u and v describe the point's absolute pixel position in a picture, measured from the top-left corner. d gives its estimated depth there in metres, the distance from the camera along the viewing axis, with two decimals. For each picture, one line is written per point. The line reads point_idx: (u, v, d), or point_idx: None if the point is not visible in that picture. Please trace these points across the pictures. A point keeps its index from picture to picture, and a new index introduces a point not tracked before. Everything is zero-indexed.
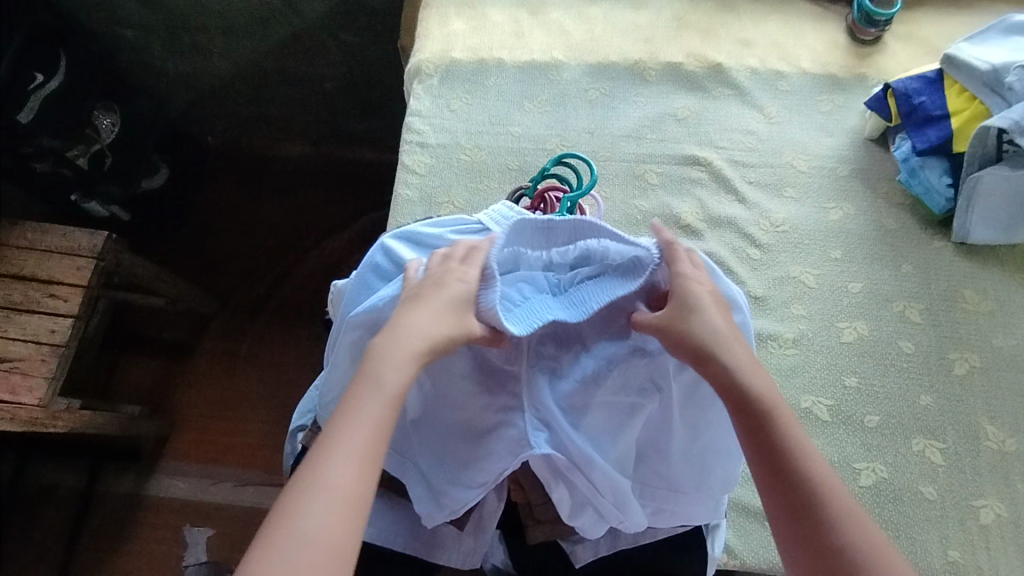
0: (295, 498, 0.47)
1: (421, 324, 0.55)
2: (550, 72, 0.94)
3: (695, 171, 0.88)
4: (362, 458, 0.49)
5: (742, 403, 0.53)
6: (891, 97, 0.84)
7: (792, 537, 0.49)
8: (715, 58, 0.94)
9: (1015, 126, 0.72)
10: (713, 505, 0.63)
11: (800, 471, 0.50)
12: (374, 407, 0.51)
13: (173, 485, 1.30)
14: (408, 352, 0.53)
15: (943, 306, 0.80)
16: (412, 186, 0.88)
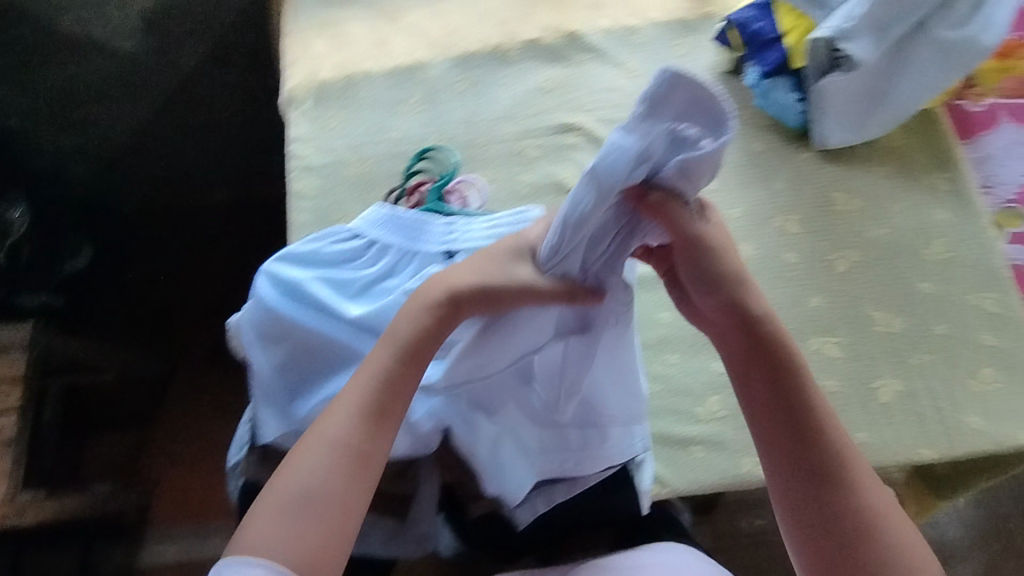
0: (306, 452, 0.55)
1: (452, 277, 0.60)
2: (417, 73, 0.97)
3: (570, 137, 0.92)
4: (372, 421, 0.57)
5: (773, 362, 0.58)
6: (731, 31, 0.88)
7: (804, 493, 0.56)
8: (569, 27, 0.97)
9: (837, 32, 0.78)
10: (626, 436, 0.69)
11: (820, 434, 0.57)
12: (375, 371, 0.58)
13: (163, 549, 1.32)
14: (433, 308, 0.59)
15: (816, 213, 0.84)
16: (305, 209, 0.91)
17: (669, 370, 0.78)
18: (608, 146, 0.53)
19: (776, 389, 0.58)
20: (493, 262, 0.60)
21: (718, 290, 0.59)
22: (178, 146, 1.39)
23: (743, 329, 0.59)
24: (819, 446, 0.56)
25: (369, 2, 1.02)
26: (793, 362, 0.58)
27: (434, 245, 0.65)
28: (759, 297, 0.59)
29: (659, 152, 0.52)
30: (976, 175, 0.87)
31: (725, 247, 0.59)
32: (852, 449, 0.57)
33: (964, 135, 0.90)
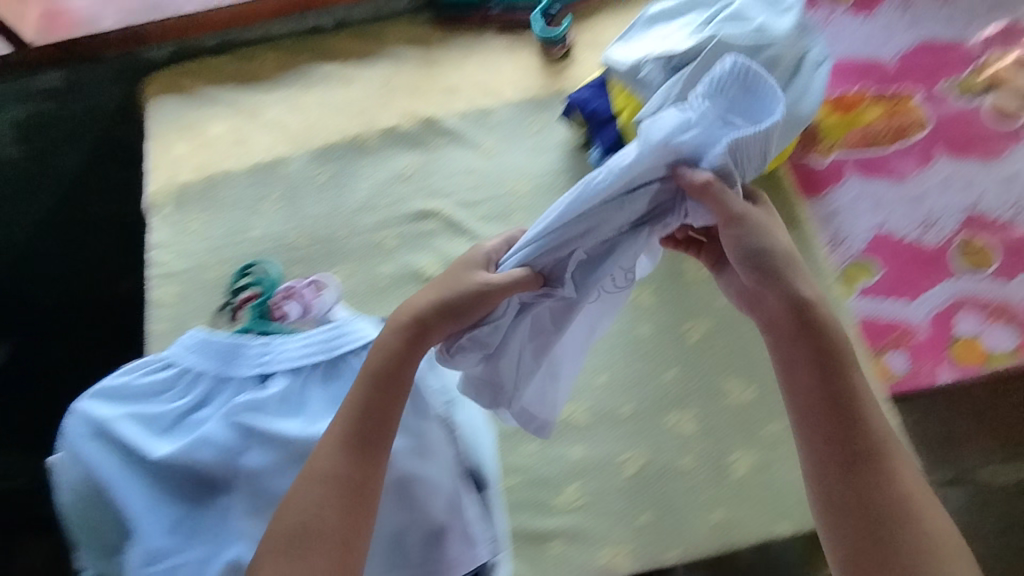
0: (308, 487, 0.56)
1: (415, 301, 0.61)
2: (277, 169, 0.97)
3: (428, 224, 0.91)
4: (346, 452, 0.56)
5: (821, 344, 0.58)
6: (574, 112, 0.90)
7: (846, 481, 0.55)
8: (425, 112, 0.98)
9: None
10: (467, 543, 0.66)
11: (864, 418, 0.57)
12: (368, 399, 0.58)
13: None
14: (393, 337, 0.60)
15: (667, 284, 0.85)
16: (164, 318, 0.89)
17: (527, 461, 0.77)
18: (664, 117, 0.58)
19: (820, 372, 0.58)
20: (448, 280, 0.62)
21: (768, 281, 0.59)
22: (54, 249, 1.16)
23: (794, 313, 0.59)
24: (864, 430, 0.57)
25: (228, 99, 1.02)
26: (840, 345, 0.59)
27: (248, 368, 0.64)
28: (809, 283, 0.60)
29: (707, 132, 0.57)
30: (824, 232, 0.88)
31: (774, 229, 0.60)
32: (890, 434, 0.57)
33: (809, 191, 0.91)
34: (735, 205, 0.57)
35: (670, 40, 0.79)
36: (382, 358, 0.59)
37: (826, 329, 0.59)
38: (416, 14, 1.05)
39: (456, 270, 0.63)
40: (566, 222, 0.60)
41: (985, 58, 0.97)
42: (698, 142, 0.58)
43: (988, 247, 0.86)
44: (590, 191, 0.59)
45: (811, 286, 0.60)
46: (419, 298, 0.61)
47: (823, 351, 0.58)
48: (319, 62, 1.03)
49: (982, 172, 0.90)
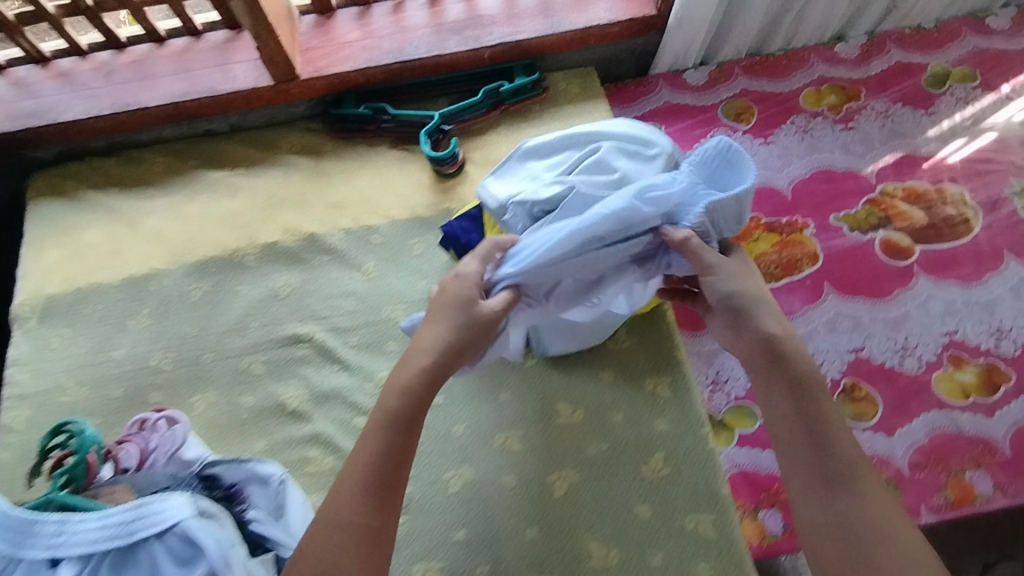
0: (326, 536, 0.58)
1: (426, 336, 0.66)
2: (149, 283, 0.93)
3: (298, 350, 0.87)
4: (376, 495, 0.60)
5: (792, 377, 0.63)
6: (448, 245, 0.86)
7: (831, 508, 0.58)
8: (308, 228, 0.95)
9: None
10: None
11: (839, 445, 0.60)
12: (394, 444, 0.62)
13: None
14: (409, 374, 0.64)
15: (538, 428, 0.80)
16: (7, 446, 0.84)
17: None
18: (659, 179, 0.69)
19: (793, 404, 0.62)
20: (452, 312, 0.66)
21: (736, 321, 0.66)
22: None
23: (764, 347, 0.64)
24: (842, 456, 0.59)
25: (110, 204, 0.99)
26: (811, 376, 0.63)
27: (38, 550, 0.59)
28: (776, 320, 0.65)
29: (688, 195, 0.69)
30: (704, 372, 0.85)
31: (745, 277, 0.67)
32: (865, 460, 0.60)
33: (690, 326, 0.88)
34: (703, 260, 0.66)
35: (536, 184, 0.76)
36: (411, 396, 0.63)
37: (793, 362, 0.63)
38: (312, 120, 1.03)
39: (450, 303, 0.66)
40: (561, 255, 0.67)
41: (880, 189, 0.96)
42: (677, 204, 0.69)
43: (872, 395, 0.83)
44: (592, 234, 0.67)
45: (777, 322, 0.65)
46: (427, 337, 0.66)
47: (796, 381, 0.63)
48: (209, 169, 1.01)
49: (870, 311, 0.87)
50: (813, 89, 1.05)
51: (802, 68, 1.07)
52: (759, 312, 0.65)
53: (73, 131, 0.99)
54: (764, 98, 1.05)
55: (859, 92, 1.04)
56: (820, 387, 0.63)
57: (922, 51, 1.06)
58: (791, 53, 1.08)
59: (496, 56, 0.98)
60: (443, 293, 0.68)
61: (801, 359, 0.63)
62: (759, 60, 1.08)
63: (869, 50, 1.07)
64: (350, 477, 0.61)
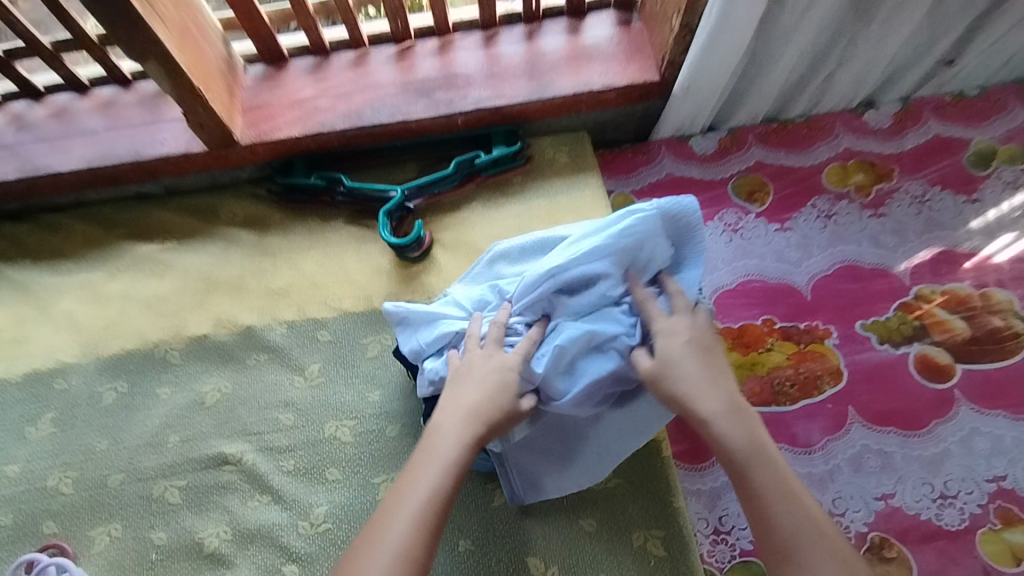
0: (366, 554, 0.51)
1: (461, 391, 0.59)
2: (55, 380, 0.79)
3: (223, 474, 0.74)
4: (427, 536, 0.52)
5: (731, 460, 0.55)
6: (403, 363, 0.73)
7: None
8: (245, 320, 0.81)
9: None
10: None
11: (790, 523, 0.52)
12: (440, 474, 0.55)
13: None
14: (458, 429, 0.57)
15: None
16: None
17: None
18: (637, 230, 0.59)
19: (740, 483, 0.55)
20: (493, 369, 0.60)
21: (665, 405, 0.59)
22: None
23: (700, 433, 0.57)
24: (793, 537, 0.51)
25: (17, 281, 0.85)
26: (750, 446, 0.55)
27: None
28: (705, 389, 0.57)
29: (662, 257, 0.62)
30: (704, 517, 0.71)
31: (683, 350, 0.59)
32: (821, 535, 0.51)
33: (689, 458, 0.74)
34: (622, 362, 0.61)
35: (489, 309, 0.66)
36: (459, 433, 0.57)
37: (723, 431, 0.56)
38: (259, 185, 0.90)
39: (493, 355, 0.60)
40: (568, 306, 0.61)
41: (915, 292, 0.82)
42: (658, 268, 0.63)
43: (906, 556, 0.69)
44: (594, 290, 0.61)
45: (706, 397, 0.57)
46: (471, 393, 0.59)
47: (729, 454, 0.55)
48: (136, 242, 0.87)
49: (902, 447, 0.74)
50: (838, 164, 0.91)
51: (825, 138, 0.93)
52: (686, 392, 0.57)
53: None
54: (782, 173, 0.91)
55: (890, 170, 0.90)
56: (755, 452, 0.55)
57: (965, 123, 0.92)
58: (814, 120, 0.94)
59: (471, 121, 0.84)
60: (485, 348, 0.61)
61: (733, 427, 0.56)
62: (776, 127, 0.94)
63: (903, 120, 0.93)
64: (398, 498, 0.54)
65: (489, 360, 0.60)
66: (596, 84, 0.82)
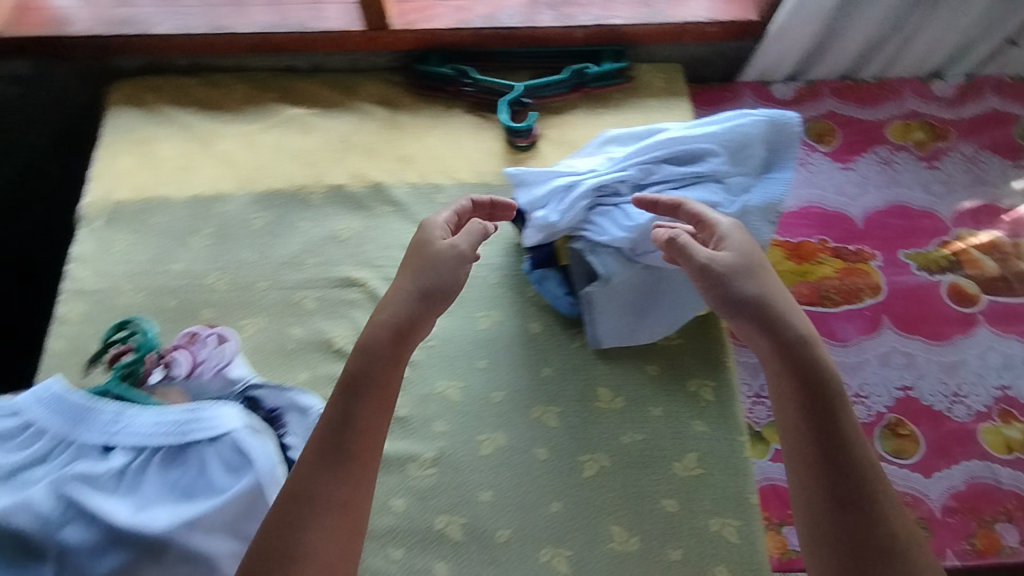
0: (299, 512, 0.56)
1: (383, 315, 0.65)
2: (214, 205, 0.94)
3: (351, 293, 0.89)
4: (343, 464, 0.58)
5: (813, 387, 0.60)
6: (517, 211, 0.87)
7: (838, 523, 0.56)
8: (376, 177, 0.95)
9: (586, 244, 0.78)
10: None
11: (857, 460, 0.58)
12: (361, 410, 0.61)
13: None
14: (378, 350, 0.63)
15: (577, 407, 0.82)
16: (63, 336, 0.86)
17: (389, 567, 0.74)
18: (745, 130, 0.74)
19: (810, 408, 0.60)
20: (422, 274, 0.67)
21: (744, 315, 0.63)
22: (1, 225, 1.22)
23: (785, 352, 0.62)
24: (860, 478, 0.57)
25: (186, 123, 0.99)
26: (830, 381, 0.61)
27: (93, 436, 0.61)
28: (800, 318, 0.63)
29: (759, 157, 0.75)
30: (749, 383, 0.85)
31: (762, 268, 0.65)
32: (882, 479, 0.58)
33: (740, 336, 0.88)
34: (697, 256, 0.65)
35: (598, 168, 0.78)
36: (379, 360, 0.63)
37: (808, 354, 0.61)
38: (392, 72, 1.04)
39: (418, 269, 0.68)
40: (673, 178, 0.75)
41: (955, 234, 0.94)
42: (755, 165, 0.75)
43: (916, 434, 0.82)
44: (699, 169, 0.74)
45: (797, 323, 0.63)
46: (392, 310, 0.65)
47: (807, 382, 0.61)
48: (285, 104, 1.01)
49: (925, 352, 0.87)
50: (901, 121, 1.03)
51: (893, 99, 1.05)
52: (780, 312, 0.63)
53: (163, 45, 1.00)
54: (850, 123, 1.04)
55: (948, 132, 1.02)
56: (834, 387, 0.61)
57: (1021, 101, 1.04)
58: (885, 82, 1.06)
59: (588, 37, 0.98)
60: (421, 246, 0.70)
61: (818, 357, 0.62)
62: (850, 83, 1.06)
63: (965, 92, 1.05)
64: (325, 456, 0.59)
65: (420, 253, 0.69)
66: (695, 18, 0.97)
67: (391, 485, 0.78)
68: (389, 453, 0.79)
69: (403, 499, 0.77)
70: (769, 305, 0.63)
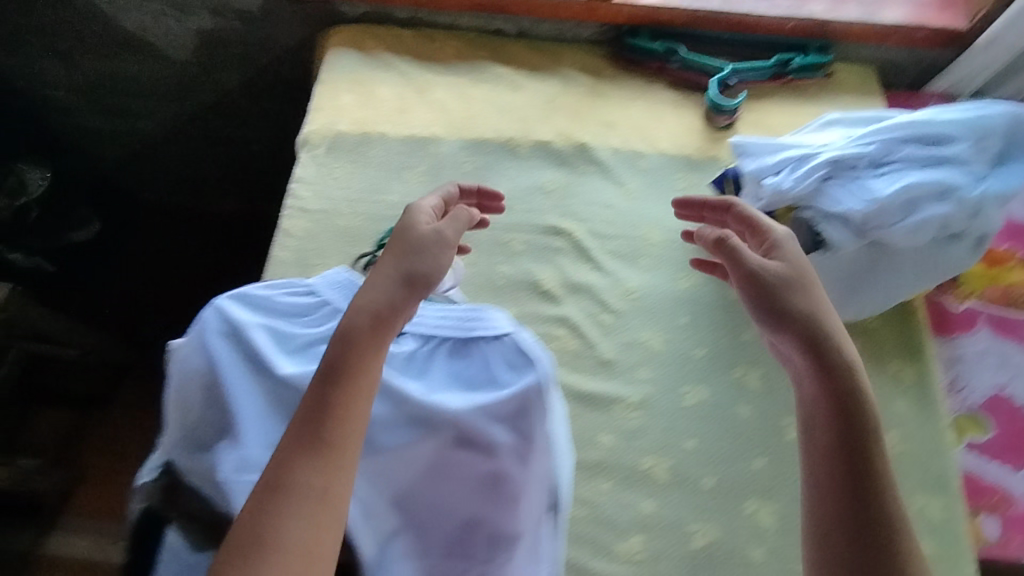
0: (275, 499, 0.52)
1: (367, 298, 0.62)
2: (429, 146, 0.99)
3: (557, 242, 0.93)
4: (320, 452, 0.54)
5: (848, 408, 0.63)
6: (729, 182, 0.92)
7: (847, 540, 0.59)
8: (582, 138, 0.99)
9: (817, 213, 0.81)
10: (532, 561, 0.64)
11: (878, 486, 0.61)
12: (336, 395, 0.57)
13: (72, 542, 1.43)
14: (361, 336, 0.60)
15: (778, 373, 0.85)
16: (289, 248, 0.90)
17: (598, 497, 0.77)
18: (989, 121, 0.78)
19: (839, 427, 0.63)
20: (406, 259, 0.64)
21: (787, 329, 0.66)
22: (211, 160, 1.53)
23: (828, 376, 0.64)
24: (880, 506, 0.60)
25: (402, 70, 1.05)
26: (865, 407, 0.63)
27: None
28: (848, 345, 0.66)
29: (998, 150, 0.79)
30: (943, 374, 0.88)
31: (812, 287, 0.68)
32: (899, 509, 0.60)
33: (940, 329, 0.90)
34: (749, 263, 0.69)
35: (834, 144, 0.82)
36: (372, 348, 0.59)
37: (847, 379, 0.64)
38: (595, 45, 1.09)
39: (400, 253, 0.64)
40: (916, 158, 0.78)
41: None
42: (993, 157, 0.79)
43: None
44: (942, 152, 0.77)
45: (843, 346, 0.65)
46: (372, 295, 0.61)
47: (847, 411, 0.63)
48: (495, 63, 1.06)
49: None
50: None
51: None
52: (829, 336, 0.66)
53: None
54: None
55: None
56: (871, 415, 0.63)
57: None
58: None
59: (798, 29, 1.03)
60: (401, 233, 0.66)
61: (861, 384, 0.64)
62: None
63: None
64: (302, 442, 0.55)
65: (404, 238, 0.66)
66: (892, 21, 1.03)
67: (599, 423, 0.81)
68: (597, 392, 0.83)
69: (610, 436, 0.81)
70: (817, 322, 0.66)
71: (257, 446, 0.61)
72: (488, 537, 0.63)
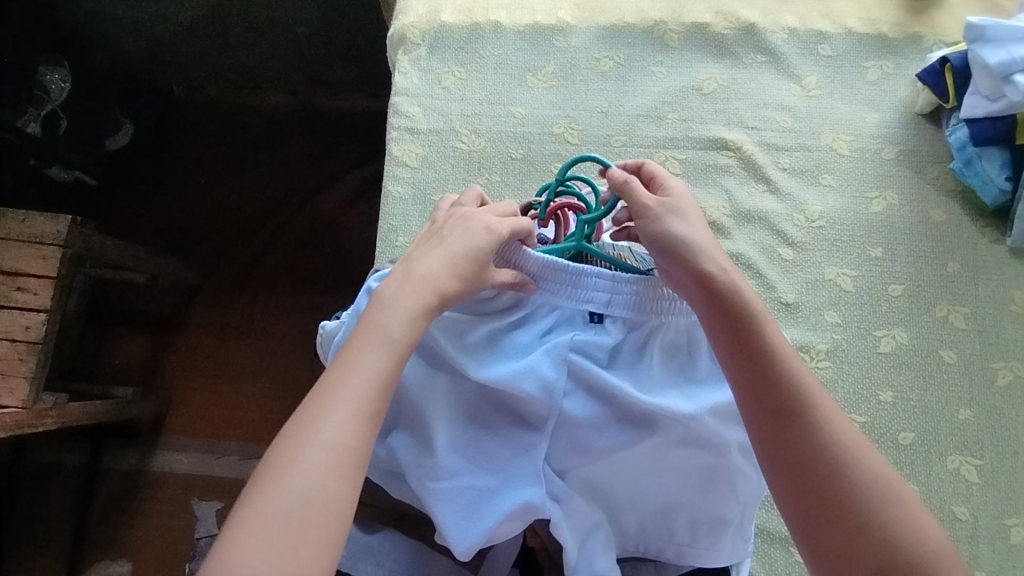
0: (294, 442, 0.43)
1: (425, 275, 0.50)
2: (556, 38, 0.80)
3: (723, 157, 0.76)
4: (351, 400, 0.44)
5: (732, 318, 0.50)
6: (949, 72, 0.73)
7: (778, 464, 0.47)
8: (748, 17, 0.80)
9: None
10: (740, 539, 0.57)
11: (785, 389, 0.48)
12: (376, 363, 0.46)
13: (178, 461, 1.24)
14: (412, 298, 0.49)
15: (990, 309, 0.73)
16: (403, 180, 0.75)
17: None
18: None
19: (750, 365, 0.49)
20: (457, 281, 0.51)
21: (675, 259, 0.52)
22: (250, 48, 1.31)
23: (709, 291, 0.51)
24: (793, 408, 0.47)
25: None
26: (749, 312, 0.50)
27: (579, 303, 0.55)
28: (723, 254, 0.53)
29: None
30: None
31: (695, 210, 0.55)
32: (814, 400, 0.48)
33: None
34: (644, 200, 0.54)
35: None
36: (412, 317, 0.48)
37: (727, 283, 0.51)
38: None
39: (455, 265, 0.51)
40: None
41: None
42: None
43: None
44: None
45: (714, 251, 0.52)
46: (427, 280, 0.50)
47: (731, 315, 0.50)
48: None
49: None
50: None
51: None
52: (707, 249, 0.52)
53: None
54: None
55: None
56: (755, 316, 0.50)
57: None
58: None
59: None
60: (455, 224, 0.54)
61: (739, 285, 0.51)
62: None
63: None
64: (323, 394, 0.45)
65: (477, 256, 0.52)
66: None
67: None
68: None
69: None
70: (692, 238, 0.52)
71: (450, 453, 0.52)
72: (696, 521, 0.56)
